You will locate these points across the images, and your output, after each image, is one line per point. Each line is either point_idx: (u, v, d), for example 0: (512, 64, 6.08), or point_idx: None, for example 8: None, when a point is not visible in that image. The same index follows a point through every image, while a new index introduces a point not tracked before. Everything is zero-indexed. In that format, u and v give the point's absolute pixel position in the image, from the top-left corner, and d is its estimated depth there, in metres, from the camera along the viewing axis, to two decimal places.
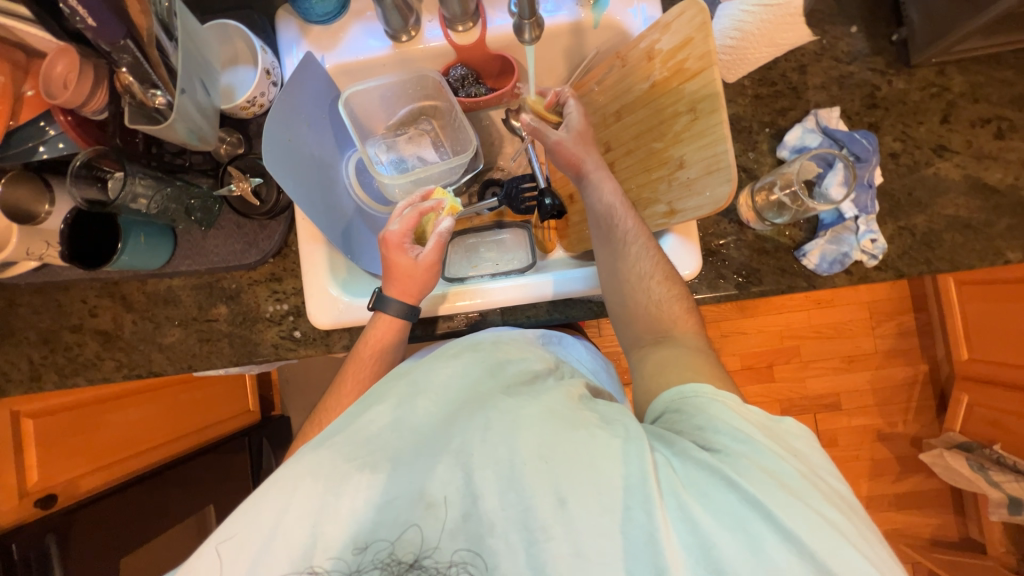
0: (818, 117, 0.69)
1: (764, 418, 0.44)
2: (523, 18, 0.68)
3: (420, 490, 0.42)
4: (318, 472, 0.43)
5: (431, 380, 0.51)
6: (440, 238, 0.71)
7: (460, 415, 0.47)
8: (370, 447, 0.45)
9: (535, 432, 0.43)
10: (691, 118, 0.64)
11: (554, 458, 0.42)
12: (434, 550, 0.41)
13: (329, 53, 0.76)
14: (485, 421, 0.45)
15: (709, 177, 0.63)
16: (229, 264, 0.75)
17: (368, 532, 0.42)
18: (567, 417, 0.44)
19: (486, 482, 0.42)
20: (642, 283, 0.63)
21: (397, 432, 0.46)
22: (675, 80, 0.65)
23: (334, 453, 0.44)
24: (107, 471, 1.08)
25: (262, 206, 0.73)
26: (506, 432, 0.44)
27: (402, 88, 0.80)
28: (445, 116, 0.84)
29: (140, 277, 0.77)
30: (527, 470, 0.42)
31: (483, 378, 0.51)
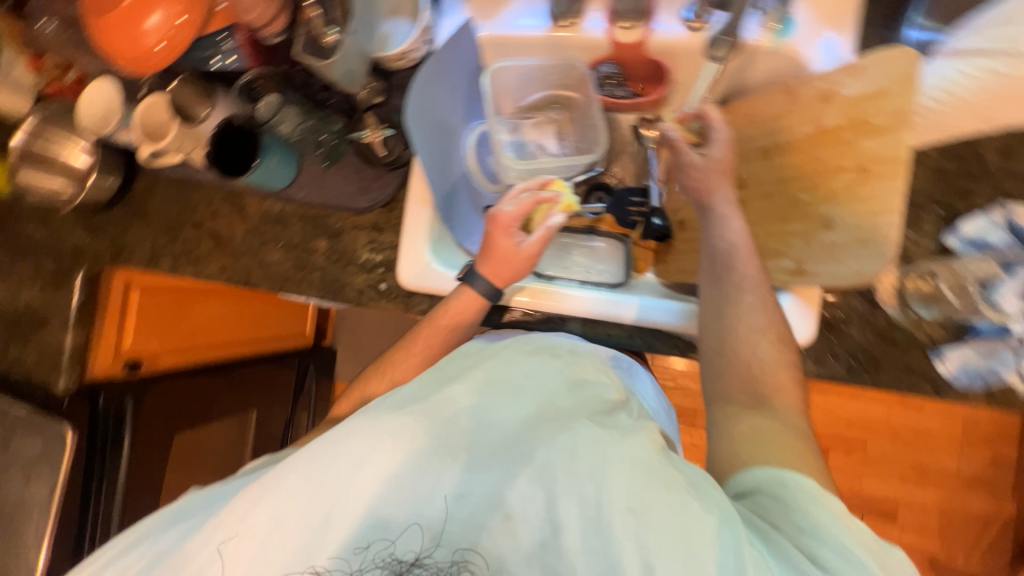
0: (1011, 212, 0.59)
1: (875, 541, 0.42)
2: (724, 32, 0.64)
3: (470, 497, 0.47)
4: (376, 451, 0.48)
5: (496, 394, 0.56)
6: (548, 231, 0.70)
7: (540, 437, 0.51)
8: (436, 440, 0.50)
9: (632, 476, 0.47)
10: (858, 178, 0.57)
11: (651, 510, 0.44)
12: (437, 551, 0.46)
13: (487, 21, 0.75)
14: (575, 452, 0.49)
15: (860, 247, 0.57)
16: (340, 204, 0.78)
17: (381, 525, 0.46)
18: (661, 473, 0.47)
19: (574, 513, 0.46)
20: (754, 338, 0.58)
21: (461, 432, 0.51)
22: (851, 132, 0.58)
23: (398, 438, 0.49)
24: (180, 354, 1.19)
25: (385, 156, 0.75)
26: (590, 466, 0.48)
27: (546, 72, 0.79)
28: (578, 110, 0.82)
29: (261, 194, 0.82)
30: (609, 511, 0.45)
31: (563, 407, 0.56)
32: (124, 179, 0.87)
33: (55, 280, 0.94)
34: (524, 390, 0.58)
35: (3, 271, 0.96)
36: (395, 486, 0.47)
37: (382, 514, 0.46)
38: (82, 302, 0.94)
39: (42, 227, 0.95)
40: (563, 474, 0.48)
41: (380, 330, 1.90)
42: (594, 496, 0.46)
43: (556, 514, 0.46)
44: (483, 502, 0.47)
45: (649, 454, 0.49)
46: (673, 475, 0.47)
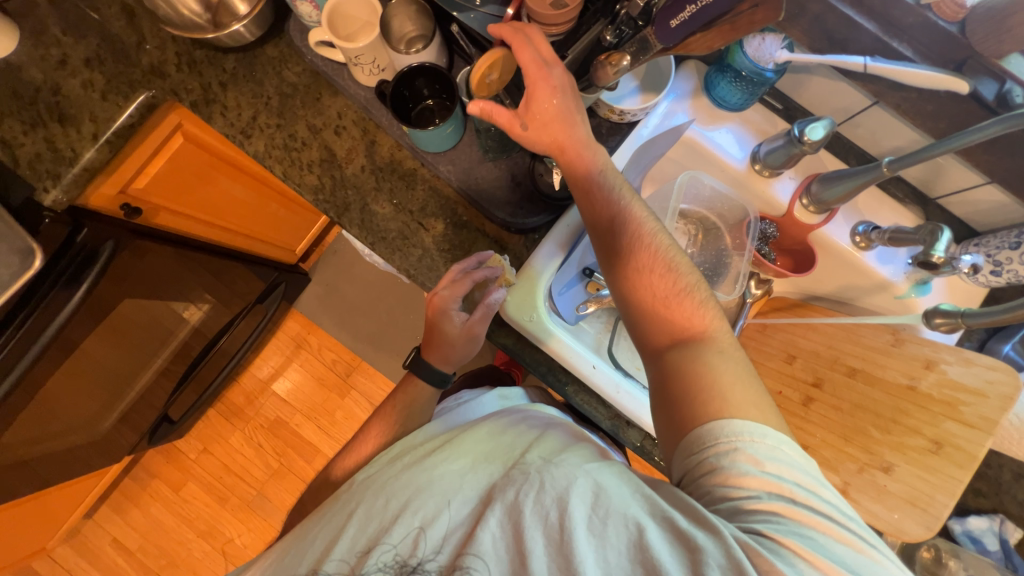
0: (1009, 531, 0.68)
1: (786, 448, 0.48)
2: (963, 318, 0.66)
3: (446, 526, 0.52)
4: (361, 497, 0.60)
5: (466, 439, 0.63)
6: (489, 309, 0.69)
7: (499, 473, 0.56)
8: (409, 483, 0.58)
9: (573, 493, 0.48)
10: (929, 449, 0.65)
11: (600, 525, 0.46)
12: (434, 559, 0.50)
13: (697, 125, 0.77)
14: (532, 476, 0.52)
15: (907, 505, 0.66)
16: (479, 202, 0.74)
17: (379, 540, 0.53)
18: (602, 493, 0.48)
19: (526, 528, 0.48)
20: (649, 259, 0.59)
21: (433, 465, 0.59)
22: (939, 406, 0.66)
23: (375, 488, 0.60)
24: (176, 219, 1.03)
25: (549, 189, 0.73)
26: (525, 484, 0.51)
27: (715, 197, 0.81)
28: (717, 242, 0.86)
29: (403, 143, 0.76)
30: (553, 530, 0.47)
31: (535, 447, 0.59)
32: (259, 37, 0.77)
33: (109, 84, 0.78)
34: (500, 437, 0.63)
35: (45, 36, 0.78)
36: (379, 509, 0.56)
37: (378, 527, 0.54)
38: (126, 125, 0.79)
39: (126, 19, 0.80)
40: (514, 497, 0.51)
41: (365, 283, 1.79)
42: (539, 517, 0.48)
43: (516, 534, 0.48)
44: (448, 524, 0.52)
45: (597, 476, 0.51)
46: (626, 495, 0.48)
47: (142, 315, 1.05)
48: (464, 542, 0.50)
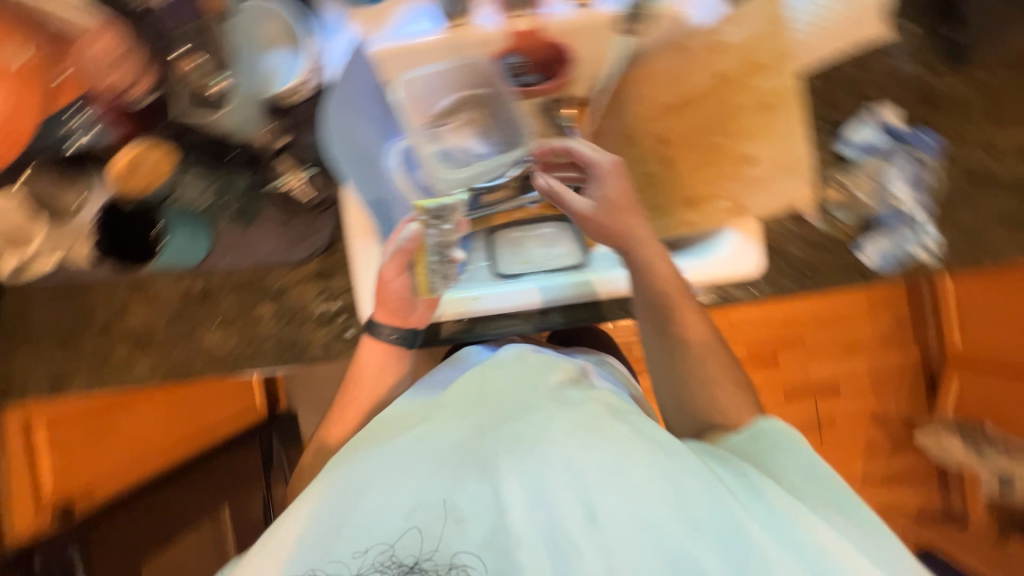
0: (883, 114, 0.70)
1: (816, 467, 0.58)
2: None
3: (443, 498, 0.54)
4: (346, 475, 0.57)
5: (430, 410, 0.65)
6: (399, 243, 0.68)
7: (477, 436, 0.60)
8: (392, 456, 0.58)
9: (555, 437, 0.57)
10: (766, 113, 0.69)
11: (584, 456, 0.55)
12: (438, 554, 0.51)
13: (377, 34, 0.71)
14: (524, 434, 0.59)
15: (782, 174, 0.69)
16: (274, 262, 0.72)
17: (373, 525, 0.53)
18: (581, 424, 0.59)
19: (514, 479, 0.54)
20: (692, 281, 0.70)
21: (412, 438, 0.61)
22: (750, 74, 0.69)
23: (354, 465, 0.58)
24: (123, 473, 1.00)
25: (308, 201, 0.71)
26: (514, 442, 0.58)
27: (451, 76, 0.76)
28: (495, 106, 0.79)
29: (175, 274, 0.72)
30: (546, 472, 0.55)
31: (503, 401, 0.65)
32: None
33: None
34: (468, 394, 0.67)
35: None
36: (376, 489, 0.55)
37: (368, 516, 0.53)
38: None
39: None
40: (508, 462, 0.56)
41: None
42: (523, 470, 0.55)
43: (509, 500, 0.53)
44: (443, 499, 0.54)
45: (582, 418, 0.60)
46: (602, 425, 0.59)
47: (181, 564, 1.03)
48: (454, 514, 0.53)
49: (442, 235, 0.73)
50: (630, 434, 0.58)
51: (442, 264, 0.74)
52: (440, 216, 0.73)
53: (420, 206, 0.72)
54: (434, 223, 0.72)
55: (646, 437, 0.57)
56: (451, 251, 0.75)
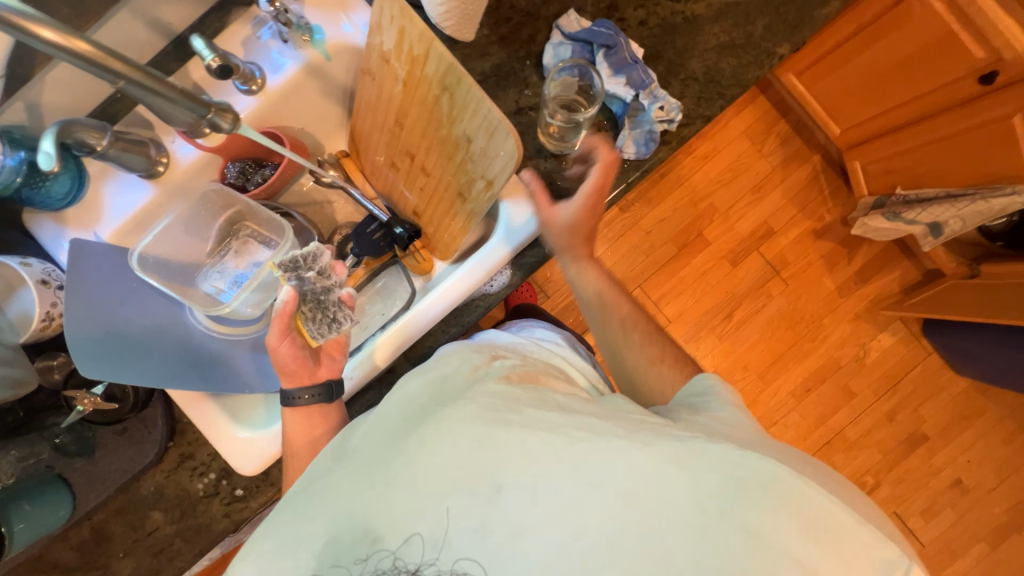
0: (560, 28, 0.70)
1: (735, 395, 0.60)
2: (202, 116, 0.57)
3: (409, 515, 0.49)
4: (330, 494, 0.53)
5: (357, 432, 0.58)
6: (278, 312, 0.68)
7: (411, 439, 0.53)
8: (364, 475, 0.53)
9: (484, 428, 0.52)
10: (449, 96, 0.64)
11: (516, 441, 0.51)
12: (440, 561, 0.48)
13: (98, 225, 0.71)
14: (460, 428, 0.52)
15: (494, 138, 0.63)
16: (133, 472, 0.71)
17: (353, 559, 0.49)
18: (499, 405, 0.53)
19: (464, 477, 0.50)
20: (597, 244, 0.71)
21: (346, 470, 0.54)
22: (416, 69, 0.65)
23: (314, 509, 0.53)
24: None
25: (123, 404, 0.69)
26: (445, 441, 0.51)
27: (194, 215, 0.77)
28: (254, 213, 0.82)
29: (57, 536, 0.71)
30: (485, 464, 0.50)
31: (424, 389, 0.57)
32: None
33: None
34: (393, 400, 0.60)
35: None
36: (342, 527, 0.51)
37: (345, 554, 0.50)
38: None
39: None
40: (464, 456, 0.51)
41: None
42: (453, 461, 0.51)
43: (469, 495, 0.49)
44: (406, 516, 0.49)
45: (495, 397, 0.54)
46: (519, 402, 0.54)
47: None
48: (426, 525, 0.49)
49: (312, 280, 0.71)
50: (551, 412, 0.53)
51: (324, 310, 0.71)
52: (297, 267, 0.70)
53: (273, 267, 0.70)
54: (293, 276, 0.70)
55: (566, 411, 0.53)
56: (333, 291, 0.72)
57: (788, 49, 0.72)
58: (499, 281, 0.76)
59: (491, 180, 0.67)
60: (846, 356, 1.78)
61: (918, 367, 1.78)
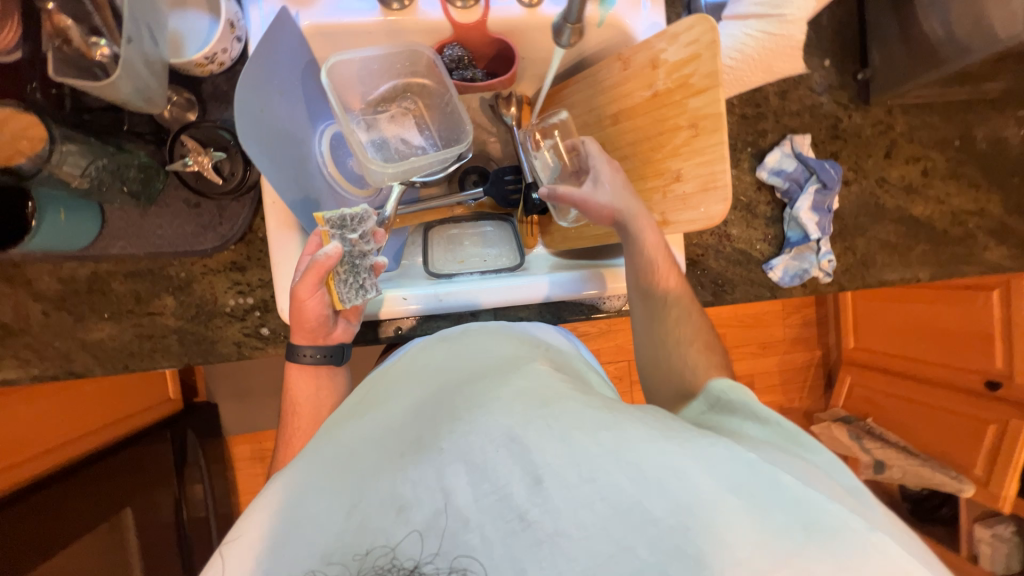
0: (794, 143, 0.76)
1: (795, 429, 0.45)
2: (567, 20, 0.65)
3: (432, 486, 0.39)
4: (331, 456, 0.46)
5: (389, 402, 0.52)
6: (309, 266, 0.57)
7: (445, 411, 0.46)
8: (367, 442, 0.46)
9: (522, 407, 0.43)
10: (692, 134, 0.66)
11: (556, 429, 0.41)
12: (440, 556, 0.36)
13: (306, 9, 0.68)
14: (488, 398, 0.45)
15: (705, 194, 0.66)
16: (177, 249, 0.65)
17: (371, 534, 0.37)
18: (538, 393, 0.46)
19: (496, 456, 0.40)
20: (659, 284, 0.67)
21: (375, 434, 0.47)
22: (679, 93, 0.66)
23: (315, 464, 0.45)
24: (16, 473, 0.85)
25: (224, 184, 0.63)
26: (479, 415, 0.44)
27: (388, 62, 0.73)
28: (433, 96, 0.78)
29: (55, 258, 0.63)
30: (507, 448, 0.40)
31: (459, 370, 0.54)
32: None
33: None
34: (430, 368, 0.56)
35: None
36: (364, 496, 0.40)
37: (362, 524, 0.38)
38: None
39: None
40: (475, 432, 0.42)
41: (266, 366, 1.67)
42: (462, 429, 0.43)
43: (487, 475, 0.39)
44: (430, 489, 0.39)
45: (522, 381, 0.48)
46: (556, 392, 0.46)
47: (81, 568, 0.96)
48: (455, 502, 0.38)
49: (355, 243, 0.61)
50: (586, 406, 0.44)
51: (355, 274, 0.61)
52: (342, 226, 0.61)
53: (319, 218, 0.61)
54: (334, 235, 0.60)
55: (600, 405, 0.45)
56: (368, 257, 0.62)
57: (925, 278, 0.81)
58: (609, 303, 0.80)
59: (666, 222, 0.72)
60: None
61: None
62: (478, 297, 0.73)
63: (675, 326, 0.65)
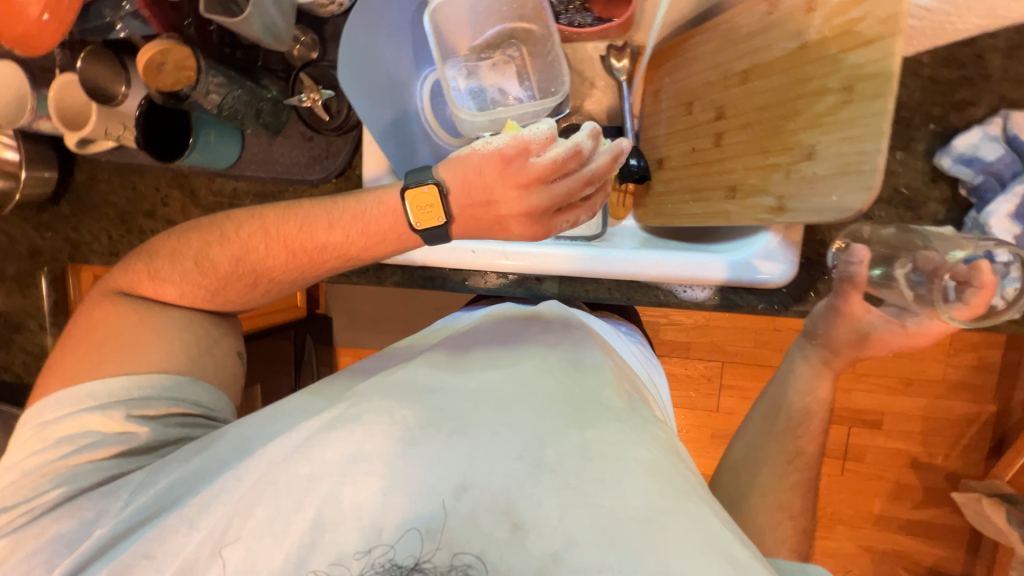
0: (1006, 123, 0.58)
1: None
2: None
3: (555, 525, 0.39)
4: (432, 421, 0.46)
5: (492, 381, 0.51)
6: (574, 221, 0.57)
7: (569, 436, 0.45)
8: (472, 427, 0.45)
9: (654, 487, 0.41)
10: (839, 100, 0.51)
11: (698, 540, 0.39)
12: (439, 554, 0.39)
13: None
14: (620, 456, 0.43)
15: (841, 177, 0.52)
16: (292, 176, 0.74)
17: (480, 539, 0.39)
18: (669, 472, 0.44)
19: (631, 529, 0.39)
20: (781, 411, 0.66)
21: (491, 413, 0.47)
22: (833, 44, 0.51)
23: (418, 425, 0.45)
24: None
25: (331, 121, 0.70)
26: (612, 476, 0.42)
27: (494, 5, 0.71)
28: (538, 43, 0.74)
29: (210, 174, 0.76)
30: (641, 526, 0.39)
31: (569, 382, 0.52)
32: (62, 173, 0.80)
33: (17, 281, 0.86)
34: (525, 364, 0.55)
35: None
36: (473, 481, 0.41)
37: (466, 511, 0.40)
38: (53, 303, 0.86)
39: None
40: (613, 498, 0.40)
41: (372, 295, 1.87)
42: (597, 483, 0.41)
43: (612, 547, 0.38)
44: (550, 523, 0.39)
45: (655, 453, 0.45)
46: (684, 480, 0.44)
47: None
48: (576, 554, 0.38)
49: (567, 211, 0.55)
50: (717, 517, 0.42)
51: None
52: None
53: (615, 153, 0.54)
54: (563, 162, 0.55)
55: (725, 521, 0.43)
56: None
57: None
58: (691, 293, 0.70)
59: (783, 206, 0.58)
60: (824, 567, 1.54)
61: None
62: (553, 264, 0.70)
63: (783, 492, 0.62)
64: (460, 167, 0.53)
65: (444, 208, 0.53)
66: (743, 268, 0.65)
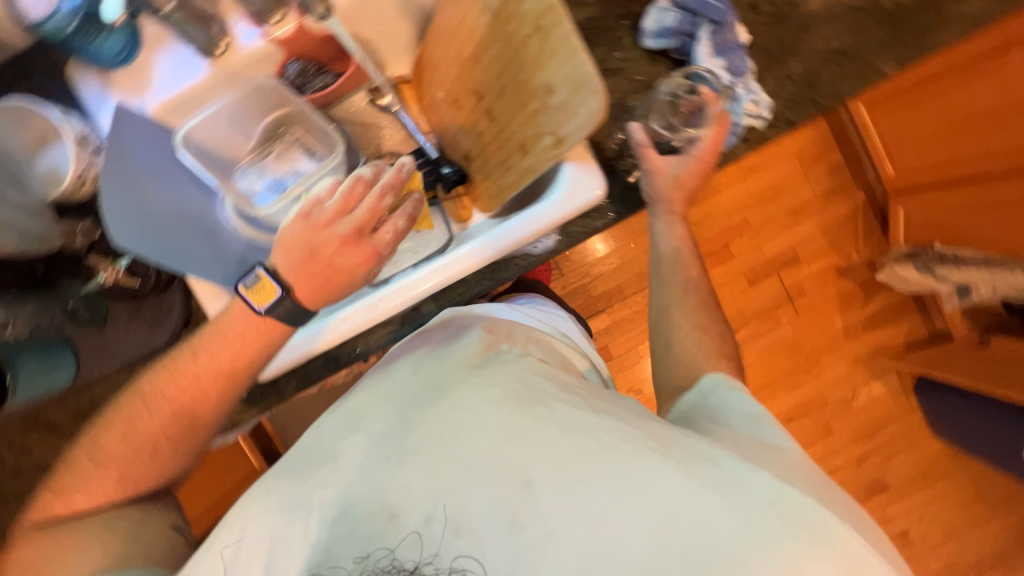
0: None
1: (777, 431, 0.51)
2: None
3: (422, 495, 0.44)
4: (329, 459, 0.51)
5: (373, 399, 0.56)
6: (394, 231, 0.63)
7: (430, 413, 0.50)
8: (356, 449, 0.50)
9: (505, 409, 0.47)
10: (540, 39, 0.62)
11: (551, 435, 0.45)
12: (440, 557, 0.42)
13: (145, 95, 0.68)
14: (467, 403, 0.49)
15: (578, 94, 0.61)
16: (140, 352, 0.71)
17: (372, 539, 0.44)
18: (524, 393, 0.49)
19: (490, 457, 0.45)
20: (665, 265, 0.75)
21: (367, 435, 0.51)
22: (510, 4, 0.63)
23: (314, 478, 0.49)
24: None
25: (145, 282, 0.69)
26: (467, 428, 0.47)
27: (244, 106, 0.73)
28: (305, 118, 0.77)
29: (57, 398, 0.71)
30: (500, 456, 0.45)
31: (437, 367, 0.57)
32: None
33: None
34: (398, 374, 0.59)
35: None
36: (357, 496, 0.46)
37: (355, 524, 0.45)
38: None
39: None
40: (470, 445, 0.46)
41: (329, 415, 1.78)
42: (454, 438, 0.46)
43: (483, 485, 0.44)
44: (417, 496, 0.44)
45: (507, 385, 0.50)
46: (544, 393, 0.49)
47: None
48: (450, 508, 0.43)
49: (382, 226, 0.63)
50: (580, 409, 0.48)
51: None
52: None
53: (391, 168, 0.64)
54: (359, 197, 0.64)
55: (591, 407, 0.48)
56: None
57: (895, 68, 0.68)
58: (543, 244, 0.75)
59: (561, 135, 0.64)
60: (831, 396, 1.65)
61: (899, 421, 1.65)
62: (415, 291, 0.72)
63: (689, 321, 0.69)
64: (281, 246, 0.61)
65: (277, 281, 0.61)
66: (565, 200, 0.69)
